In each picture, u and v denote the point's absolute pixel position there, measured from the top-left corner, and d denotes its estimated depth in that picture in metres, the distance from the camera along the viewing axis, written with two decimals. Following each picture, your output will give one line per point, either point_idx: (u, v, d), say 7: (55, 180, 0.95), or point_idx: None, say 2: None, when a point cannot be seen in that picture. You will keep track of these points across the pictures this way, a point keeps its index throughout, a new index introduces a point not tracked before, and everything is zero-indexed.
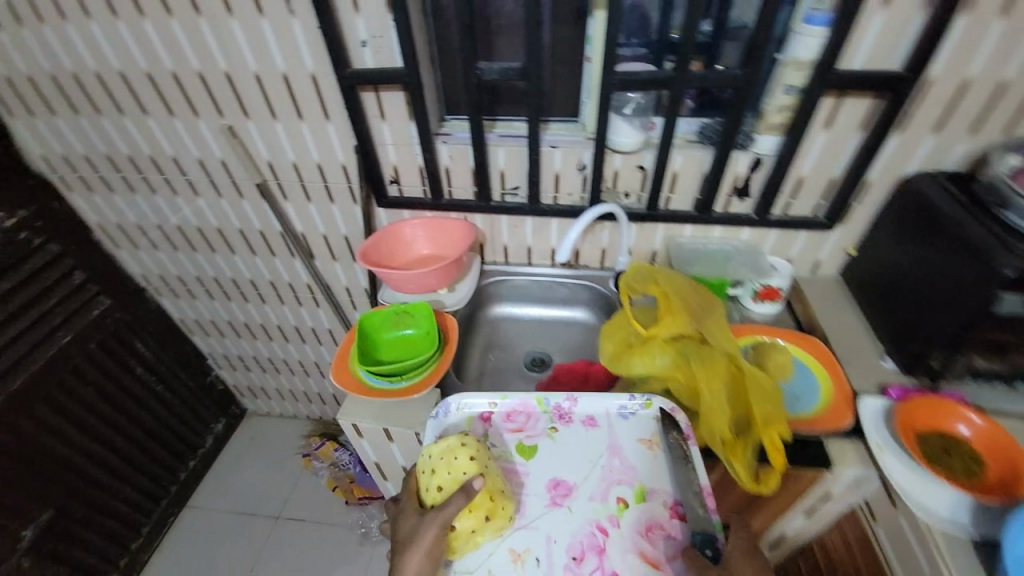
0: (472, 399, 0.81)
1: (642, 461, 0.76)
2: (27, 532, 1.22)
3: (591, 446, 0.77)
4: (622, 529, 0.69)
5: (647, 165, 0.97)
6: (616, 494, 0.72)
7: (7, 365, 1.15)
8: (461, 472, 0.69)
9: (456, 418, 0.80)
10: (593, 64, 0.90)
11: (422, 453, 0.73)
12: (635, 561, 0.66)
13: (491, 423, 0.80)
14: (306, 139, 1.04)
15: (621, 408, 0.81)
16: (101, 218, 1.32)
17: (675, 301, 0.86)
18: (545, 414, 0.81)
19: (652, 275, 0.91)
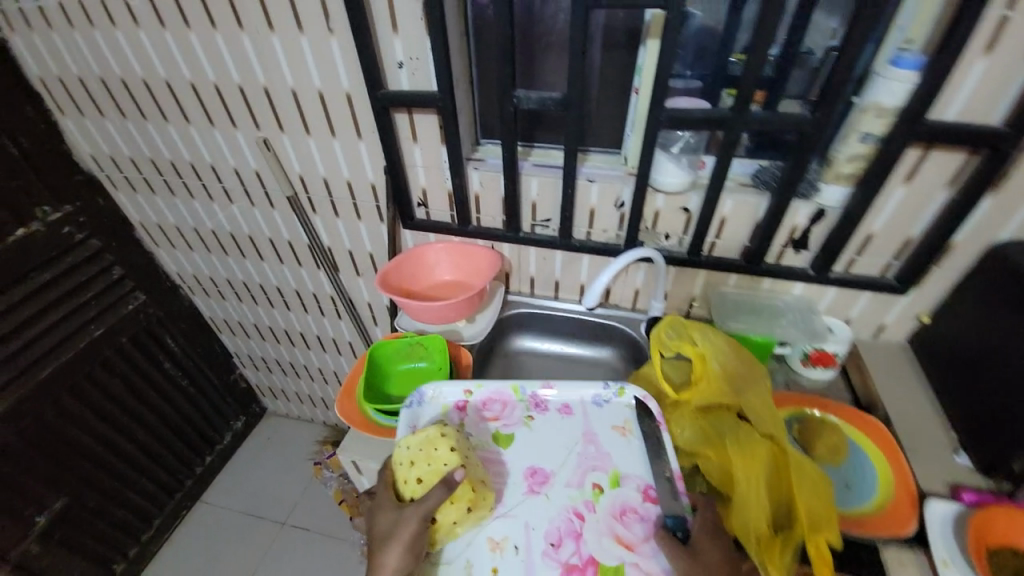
0: (449, 388, 0.84)
1: (616, 446, 0.79)
2: (40, 518, 1.24)
3: (566, 434, 0.81)
4: (598, 515, 0.72)
5: (693, 208, 0.88)
6: (592, 480, 0.75)
7: (38, 355, 1.18)
8: (442, 463, 0.70)
9: (433, 406, 0.83)
10: (641, 96, 0.83)
11: (399, 445, 0.74)
12: (612, 548, 0.69)
13: (467, 412, 0.83)
14: (337, 156, 1.02)
15: (595, 396, 0.85)
16: (142, 217, 1.35)
17: (716, 367, 0.78)
18: (521, 403, 0.84)
19: (689, 332, 0.83)
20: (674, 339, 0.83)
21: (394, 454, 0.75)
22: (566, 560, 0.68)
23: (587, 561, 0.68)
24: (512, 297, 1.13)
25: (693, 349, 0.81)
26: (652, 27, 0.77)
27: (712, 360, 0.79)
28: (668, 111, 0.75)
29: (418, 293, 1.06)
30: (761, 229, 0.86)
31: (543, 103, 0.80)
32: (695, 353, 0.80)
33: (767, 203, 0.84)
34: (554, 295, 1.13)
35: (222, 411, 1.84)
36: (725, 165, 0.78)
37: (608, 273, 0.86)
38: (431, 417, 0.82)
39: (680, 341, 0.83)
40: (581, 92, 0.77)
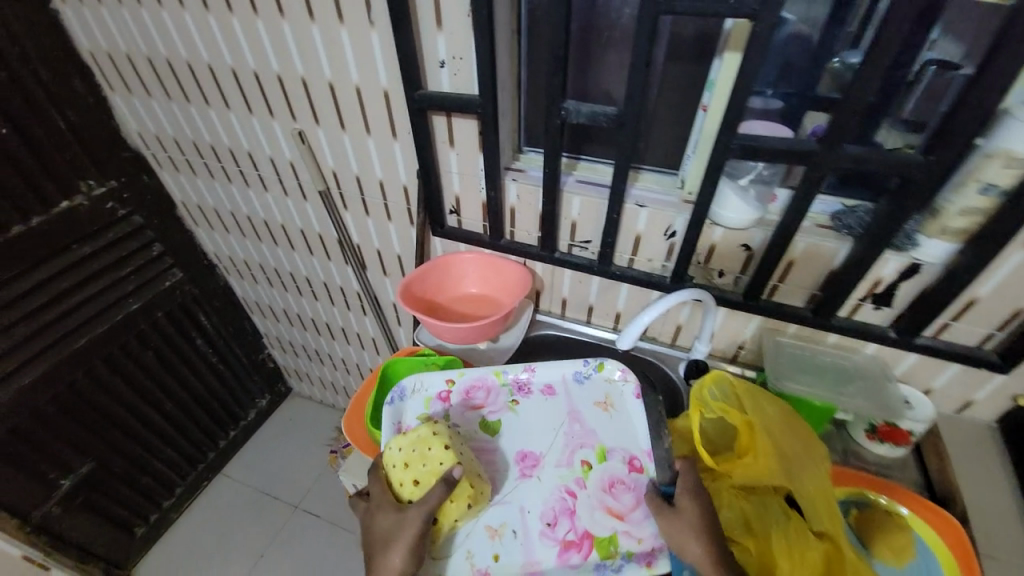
0: (428, 380, 0.82)
1: (599, 421, 0.81)
2: (67, 480, 1.29)
3: (552, 416, 0.81)
4: (589, 491, 0.73)
5: (755, 245, 0.77)
6: (581, 457, 0.77)
7: (75, 325, 1.21)
8: (438, 463, 0.66)
9: (417, 401, 0.81)
10: (709, 115, 0.72)
11: (390, 447, 0.70)
12: (605, 521, 0.71)
13: (450, 403, 0.82)
14: (371, 155, 0.97)
15: (575, 373, 0.86)
16: (183, 196, 1.36)
17: (762, 440, 0.68)
18: (504, 388, 0.84)
19: (739, 390, 0.74)
20: (720, 399, 0.74)
21: (385, 456, 0.70)
22: (563, 538, 0.70)
23: (582, 537, 0.70)
24: (541, 316, 1.06)
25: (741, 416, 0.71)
26: (731, 37, 0.66)
27: (760, 428, 0.69)
28: (742, 138, 0.64)
29: (442, 305, 1.00)
30: (837, 279, 0.74)
31: (595, 117, 0.71)
32: (744, 420, 0.70)
33: (848, 251, 0.72)
34: (586, 320, 1.05)
35: (249, 389, 1.87)
36: (804, 203, 0.67)
37: (652, 313, 0.76)
38: (415, 412, 0.80)
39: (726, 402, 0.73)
40: (639, 109, 0.68)
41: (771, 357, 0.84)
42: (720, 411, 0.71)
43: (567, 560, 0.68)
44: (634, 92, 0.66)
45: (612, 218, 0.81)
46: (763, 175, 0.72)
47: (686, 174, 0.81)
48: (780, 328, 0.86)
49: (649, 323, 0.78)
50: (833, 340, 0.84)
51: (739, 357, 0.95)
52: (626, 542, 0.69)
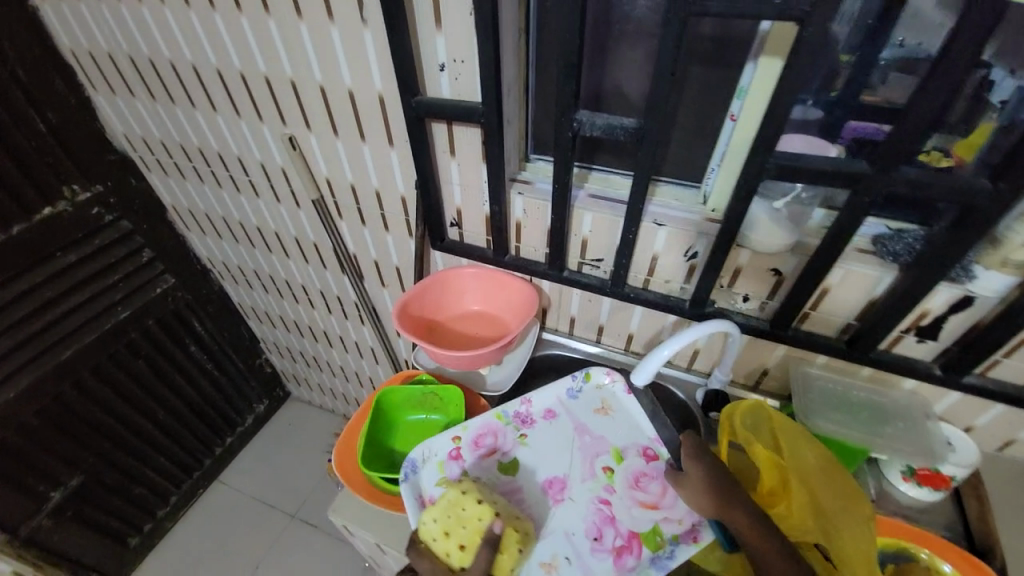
0: (434, 444, 0.75)
1: (606, 426, 0.79)
2: (55, 494, 1.24)
3: (564, 441, 0.77)
4: (619, 495, 0.71)
5: (786, 271, 0.71)
6: (601, 465, 0.74)
7: (61, 336, 1.15)
8: (477, 519, 0.64)
9: (431, 469, 0.73)
10: (739, 126, 0.65)
11: (424, 521, 0.66)
12: (644, 516, 0.69)
13: (463, 461, 0.74)
14: (367, 163, 0.90)
15: (569, 388, 0.83)
16: (173, 200, 1.30)
17: (791, 479, 0.63)
18: (509, 426, 0.79)
19: (772, 422, 0.71)
20: (749, 429, 0.70)
21: (421, 531, 0.66)
22: (613, 545, 0.67)
23: (630, 539, 0.67)
24: (545, 334, 0.99)
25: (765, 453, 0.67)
26: (767, 40, 0.58)
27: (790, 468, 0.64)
28: (779, 156, 0.58)
29: (442, 324, 0.94)
30: (877, 311, 0.67)
31: (611, 130, 0.64)
32: (767, 458, 0.66)
33: (893, 281, 0.66)
34: (595, 339, 0.98)
35: (247, 395, 1.83)
36: (848, 228, 0.60)
37: (670, 346, 0.71)
38: (431, 480, 0.72)
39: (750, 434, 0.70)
40: (663, 121, 0.60)
41: (800, 393, 0.77)
42: (746, 442, 0.69)
43: (626, 567, 0.65)
44: (658, 102, 0.58)
45: (628, 237, 0.74)
46: (801, 197, 0.66)
47: (710, 190, 0.74)
48: (808, 358, 0.80)
49: (669, 356, 0.72)
50: (867, 373, 0.78)
51: (761, 385, 0.88)
52: (670, 531, 0.68)
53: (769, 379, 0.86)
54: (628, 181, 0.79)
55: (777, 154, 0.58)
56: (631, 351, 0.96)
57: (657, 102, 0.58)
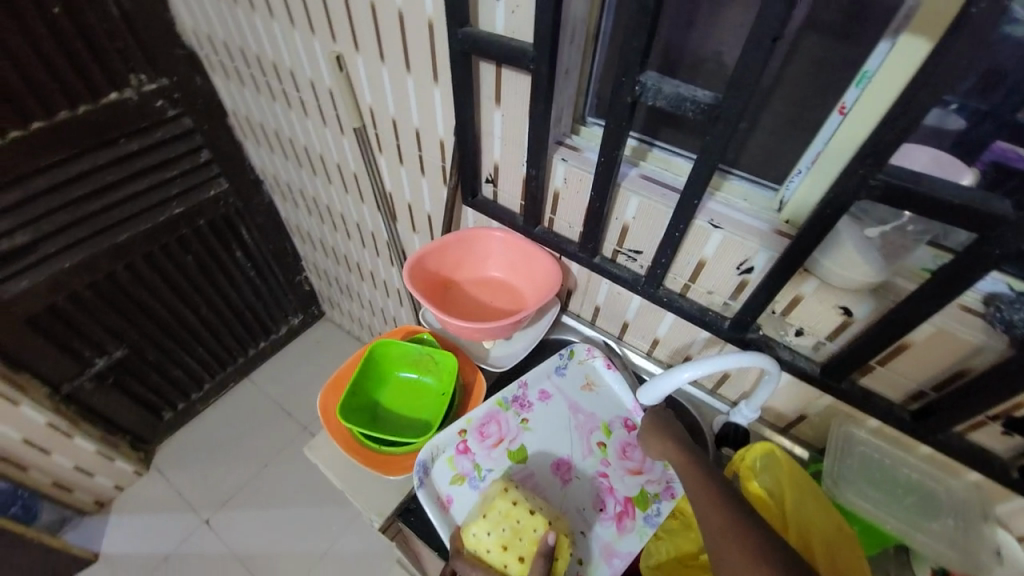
0: (439, 438, 0.70)
1: (595, 402, 0.77)
2: (101, 360, 1.36)
3: (562, 424, 0.74)
4: (611, 465, 0.70)
5: (858, 313, 0.59)
6: (596, 440, 0.72)
7: (118, 220, 1.21)
8: (532, 530, 0.59)
9: (441, 469, 0.69)
10: (846, 124, 0.51)
11: (475, 533, 0.60)
12: (633, 481, 0.68)
13: (472, 452, 0.70)
14: (410, 98, 0.83)
15: (556, 367, 0.79)
16: (233, 106, 1.31)
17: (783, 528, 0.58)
18: (510, 412, 0.74)
19: (785, 466, 0.63)
20: (756, 470, 0.63)
21: (469, 540, 0.60)
22: (615, 512, 0.66)
23: (626, 503, 0.66)
24: (565, 317, 0.92)
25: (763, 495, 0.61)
26: (914, 11, 0.43)
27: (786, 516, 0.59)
28: (891, 171, 0.45)
29: (460, 285, 0.89)
30: (962, 387, 0.54)
31: (679, 102, 0.52)
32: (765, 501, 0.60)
33: (993, 354, 0.54)
34: (618, 336, 0.89)
35: (283, 307, 1.91)
36: (961, 279, 0.46)
37: (691, 372, 0.64)
38: (445, 481, 0.68)
39: (755, 473, 0.63)
40: (746, 102, 0.48)
41: (835, 456, 0.67)
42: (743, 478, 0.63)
43: (628, 530, 0.64)
44: (743, 76, 0.46)
45: (674, 235, 0.63)
46: (905, 231, 0.51)
47: (788, 195, 0.61)
48: (858, 418, 0.68)
49: (686, 382, 0.65)
50: (927, 452, 0.65)
51: (791, 428, 0.77)
52: (654, 492, 0.67)
53: (804, 424, 0.75)
54: (690, 166, 0.67)
55: (890, 169, 0.45)
56: (654, 355, 0.86)
57: (744, 74, 0.46)
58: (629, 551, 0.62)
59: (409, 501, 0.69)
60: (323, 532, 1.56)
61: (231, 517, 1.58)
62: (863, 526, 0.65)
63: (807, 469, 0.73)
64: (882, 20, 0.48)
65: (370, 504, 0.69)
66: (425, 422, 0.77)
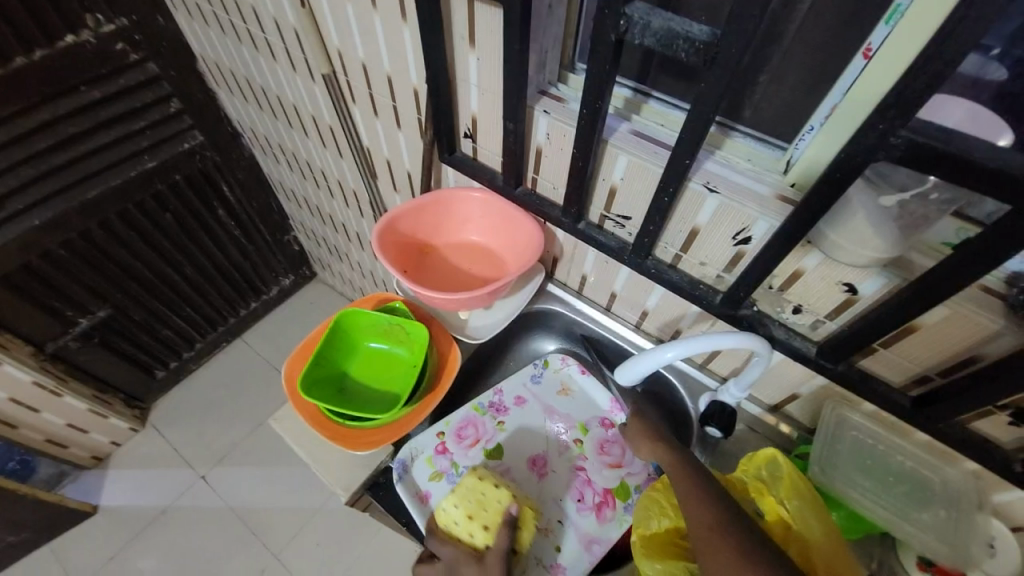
0: (418, 438, 0.71)
1: (571, 405, 0.77)
2: (82, 321, 1.33)
3: (537, 428, 0.75)
4: (588, 460, 0.73)
5: (864, 292, 0.54)
6: (572, 439, 0.74)
7: (85, 176, 1.13)
8: (497, 502, 0.63)
9: (420, 468, 0.69)
10: (870, 71, 0.43)
11: (443, 507, 0.64)
12: (612, 474, 0.71)
13: (450, 452, 0.71)
14: (379, 40, 0.74)
15: (532, 376, 0.80)
16: (202, 50, 1.19)
17: (791, 548, 0.54)
18: (485, 416, 0.75)
19: (792, 478, 0.59)
20: (763, 480, 0.60)
21: (442, 515, 0.64)
22: (593, 502, 0.69)
23: (605, 494, 0.69)
24: (550, 286, 0.87)
25: (774, 506, 0.57)
26: None
27: (796, 535, 0.55)
28: (917, 126, 0.38)
29: (439, 250, 0.83)
30: (971, 375, 0.49)
31: (670, 40, 0.44)
32: (774, 512, 0.57)
33: (1011, 341, 0.48)
34: (605, 307, 0.84)
35: (273, 267, 1.86)
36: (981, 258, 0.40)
37: (676, 351, 0.59)
38: (424, 478, 0.69)
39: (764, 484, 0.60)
40: (755, 42, 0.40)
41: (823, 440, 0.64)
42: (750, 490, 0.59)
43: (608, 520, 0.68)
44: (747, 6, 0.37)
45: (663, 201, 0.57)
46: (927, 200, 0.44)
47: (796, 156, 0.53)
48: (853, 401, 0.65)
49: (670, 361, 0.61)
50: (923, 439, 0.61)
51: (782, 408, 0.73)
52: (634, 483, 0.70)
53: (794, 404, 0.71)
54: (684, 117, 0.59)
55: (917, 124, 0.38)
56: (643, 328, 0.82)
57: (748, 4, 0.37)
58: (608, 538, 0.66)
59: (377, 475, 0.72)
60: (316, 490, 1.59)
61: (226, 474, 1.61)
62: (847, 513, 0.63)
63: (794, 451, 0.71)
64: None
65: (337, 478, 0.70)
66: (394, 395, 0.74)
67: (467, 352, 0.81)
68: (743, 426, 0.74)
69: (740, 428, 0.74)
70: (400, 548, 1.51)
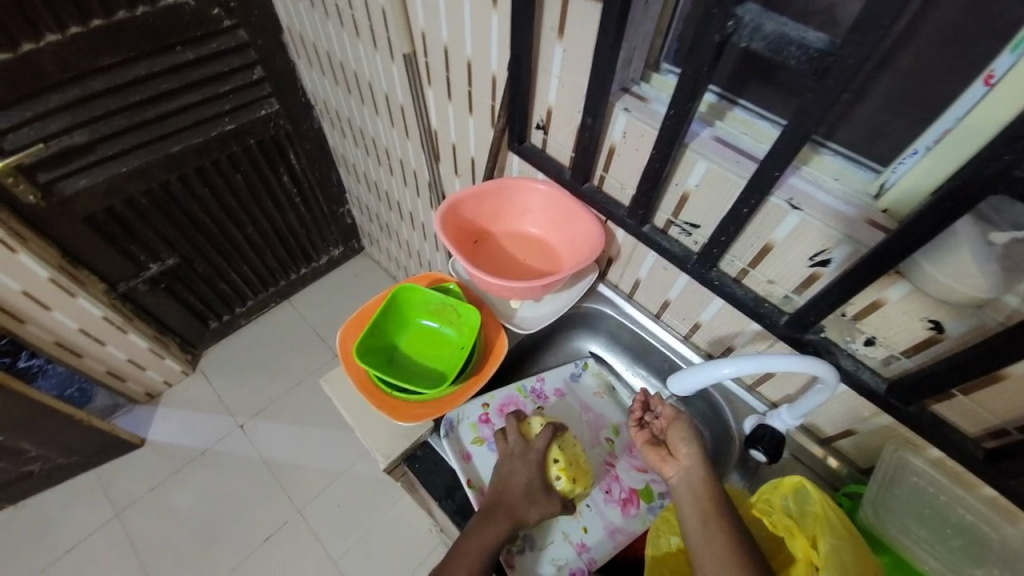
0: (465, 405, 0.74)
1: (607, 407, 0.78)
2: (153, 266, 1.43)
3: (575, 421, 0.75)
4: (618, 460, 0.72)
5: (950, 331, 0.51)
6: (603, 437, 0.74)
7: (171, 131, 1.21)
8: (574, 453, 0.68)
9: (464, 431, 0.72)
10: (994, 102, 0.40)
11: (530, 421, 0.70)
12: (639, 476, 0.71)
13: (490, 424, 0.73)
14: (466, 25, 0.75)
15: (571, 375, 0.80)
16: (288, 21, 1.24)
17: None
18: (526, 400, 0.76)
19: (822, 511, 0.56)
20: (791, 514, 0.58)
21: (527, 426, 0.70)
22: (619, 497, 0.69)
23: (631, 492, 0.69)
24: (601, 287, 0.86)
25: (806, 550, 0.54)
26: None
27: None
28: None
29: (495, 237, 0.84)
30: None
31: (781, 46, 0.42)
32: (804, 556, 0.53)
33: None
34: (655, 314, 0.83)
35: (325, 237, 1.93)
36: None
37: (732, 368, 0.58)
38: (467, 439, 0.72)
39: (793, 519, 0.57)
40: (875, 53, 0.37)
41: (878, 483, 0.62)
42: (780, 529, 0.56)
43: (632, 516, 0.68)
44: (876, 15, 0.35)
45: (740, 212, 0.55)
46: None
47: (891, 181, 0.50)
48: (918, 445, 0.61)
49: (725, 378, 0.60)
50: (990, 495, 0.57)
51: (834, 442, 0.71)
52: (658, 490, 0.70)
53: (848, 440, 0.69)
54: (774, 130, 0.56)
55: None
56: (692, 341, 0.80)
57: (875, 14, 0.35)
58: (631, 530, 0.67)
59: (415, 449, 0.73)
60: (343, 454, 1.65)
61: (261, 427, 1.69)
62: (892, 559, 0.60)
63: (841, 488, 0.69)
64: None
65: (378, 445, 0.72)
66: (440, 373, 0.76)
67: (512, 341, 0.82)
68: (788, 455, 0.72)
69: (785, 456, 0.72)
70: (416, 521, 1.55)
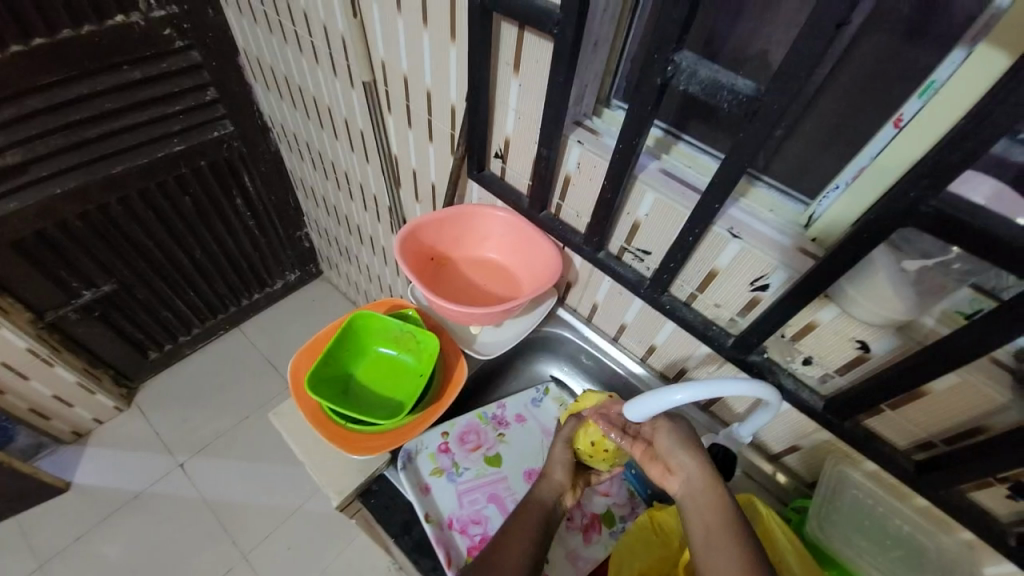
0: (424, 435, 0.72)
1: None
2: (87, 293, 1.33)
3: (536, 446, 0.75)
4: None
5: (876, 350, 0.55)
6: None
7: (113, 151, 1.15)
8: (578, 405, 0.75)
9: (422, 462, 0.70)
10: (902, 144, 0.45)
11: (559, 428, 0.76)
12: (600, 501, 0.71)
13: (450, 454, 0.72)
14: (425, 56, 0.76)
15: (532, 400, 0.80)
16: (245, 44, 1.22)
17: None
18: (487, 426, 0.75)
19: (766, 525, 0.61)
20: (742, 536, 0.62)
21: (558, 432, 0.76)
22: (581, 523, 0.69)
23: (593, 518, 0.69)
24: (560, 311, 0.88)
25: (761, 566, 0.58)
26: (998, 18, 0.37)
27: None
28: (948, 199, 0.39)
29: (456, 263, 0.84)
30: (975, 444, 0.50)
31: (715, 90, 0.46)
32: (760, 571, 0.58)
33: (1016, 416, 0.50)
34: (612, 336, 0.85)
35: (281, 261, 1.86)
36: (997, 331, 0.40)
37: (689, 392, 0.56)
38: (426, 471, 0.70)
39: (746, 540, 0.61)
40: (793, 101, 0.42)
41: (822, 497, 0.65)
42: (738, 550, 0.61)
43: (593, 542, 0.68)
44: (794, 67, 0.39)
45: (687, 240, 0.58)
46: (949, 268, 0.45)
47: (818, 213, 0.54)
48: (855, 458, 0.65)
49: (681, 404, 0.58)
50: (923, 504, 0.61)
51: (781, 458, 0.74)
52: (619, 514, 0.70)
53: (794, 455, 0.72)
54: (715, 163, 0.60)
55: (948, 197, 0.39)
56: (648, 363, 0.82)
57: (793, 67, 0.39)
58: (594, 557, 0.67)
59: (370, 483, 0.71)
60: (296, 490, 1.56)
61: (206, 465, 1.57)
62: None
63: (790, 503, 0.72)
64: (962, 17, 0.41)
65: (329, 480, 0.68)
66: (398, 403, 0.75)
67: (472, 367, 0.82)
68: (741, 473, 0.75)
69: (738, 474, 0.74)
70: (376, 558, 1.47)
